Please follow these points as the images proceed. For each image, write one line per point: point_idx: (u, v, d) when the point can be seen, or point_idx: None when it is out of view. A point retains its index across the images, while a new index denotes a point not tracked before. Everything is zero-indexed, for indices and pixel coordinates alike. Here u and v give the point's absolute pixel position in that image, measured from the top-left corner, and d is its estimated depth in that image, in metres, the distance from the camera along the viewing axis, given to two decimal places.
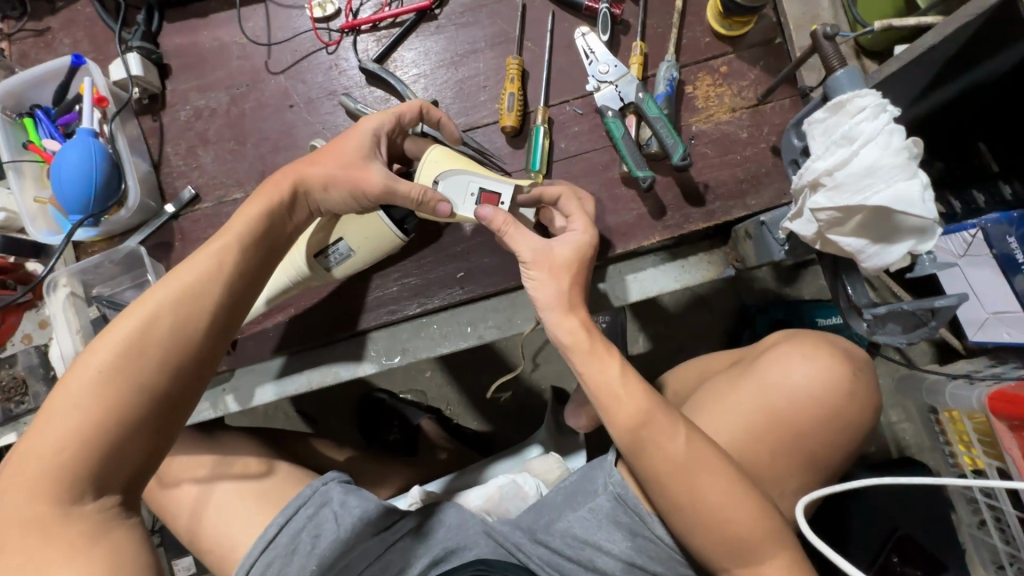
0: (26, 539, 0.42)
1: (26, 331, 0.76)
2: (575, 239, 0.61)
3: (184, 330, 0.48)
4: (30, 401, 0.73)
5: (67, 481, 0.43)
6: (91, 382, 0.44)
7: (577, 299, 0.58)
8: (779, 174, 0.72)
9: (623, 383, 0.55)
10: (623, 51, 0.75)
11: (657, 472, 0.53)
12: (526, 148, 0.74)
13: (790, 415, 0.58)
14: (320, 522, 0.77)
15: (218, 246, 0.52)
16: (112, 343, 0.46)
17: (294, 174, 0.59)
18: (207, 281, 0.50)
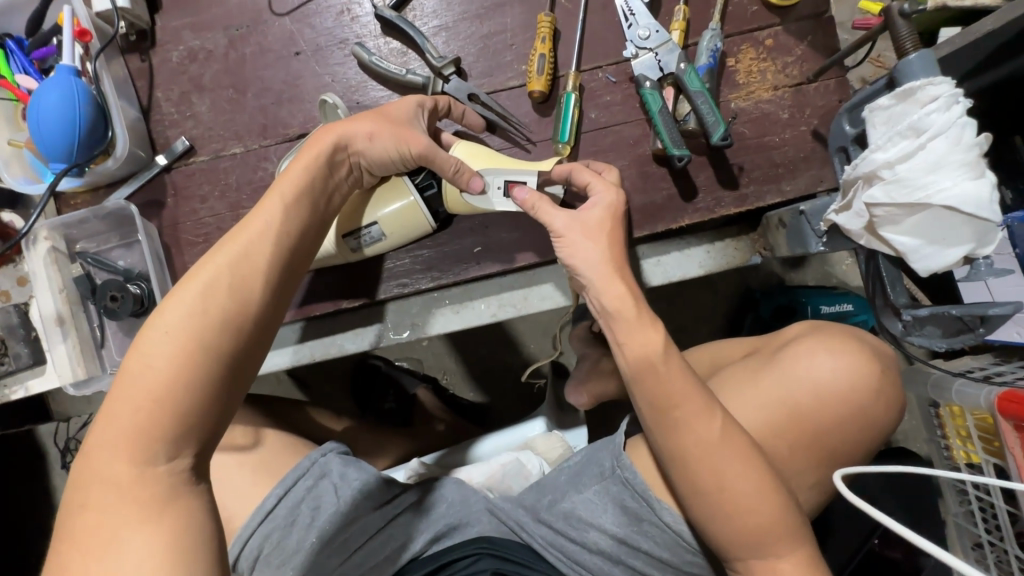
0: (107, 498, 0.38)
1: (4, 287, 0.68)
2: (606, 197, 0.57)
3: (241, 291, 0.44)
4: (10, 362, 0.67)
5: (147, 440, 0.39)
6: (162, 341, 0.41)
7: (620, 255, 0.55)
8: (817, 160, 0.68)
9: (665, 361, 0.52)
10: (663, 15, 0.69)
11: (689, 456, 0.52)
12: (553, 116, 0.69)
13: (815, 410, 0.57)
14: (320, 494, 0.75)
15: (270, 222, 0.48)
16: (179, 306, 0.42)
17: (338, 134, 0.55)
18: (256, 247, 0.47)
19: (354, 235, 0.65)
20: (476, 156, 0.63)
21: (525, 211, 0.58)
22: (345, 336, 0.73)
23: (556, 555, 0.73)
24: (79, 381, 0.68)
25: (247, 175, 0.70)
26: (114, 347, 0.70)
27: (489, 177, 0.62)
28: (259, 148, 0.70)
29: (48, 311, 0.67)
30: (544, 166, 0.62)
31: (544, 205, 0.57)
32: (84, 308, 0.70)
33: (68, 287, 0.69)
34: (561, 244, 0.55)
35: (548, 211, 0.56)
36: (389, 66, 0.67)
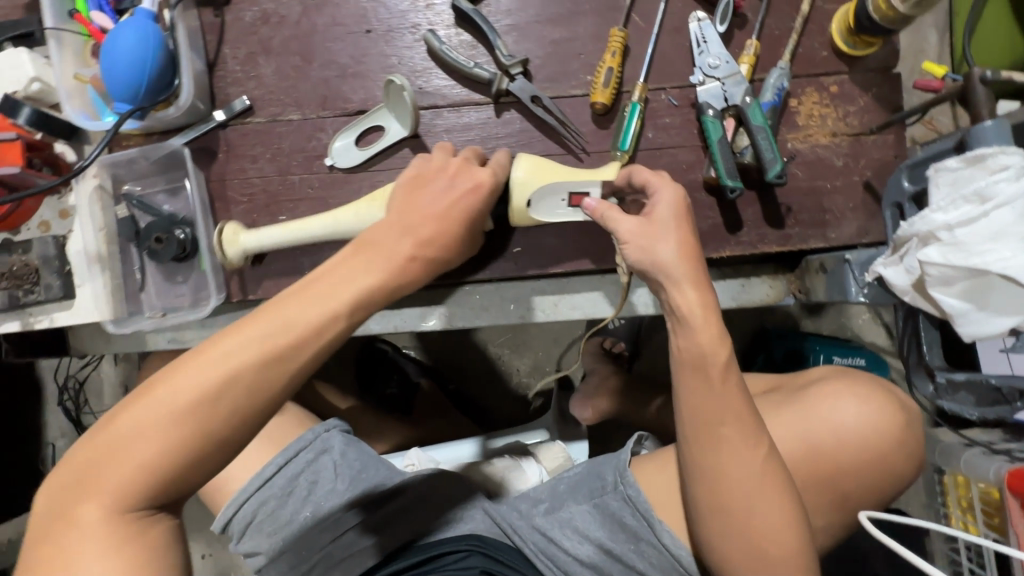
0: (81, 529, 0.40)
1: (44, 217, 0.68)
2: (664, 192, 0.56)
3: (258, 393, 0.42)
4: (39, 292, 0.67)
5: (128, 495, 0.40)
6: (166, 414, 0.40)
7: (694, 253, 0.55)
8: (865, 211, 0.69)
9: (723, 377, 0.52)
10: (734, 46, 0.69)
11: (718, 473, 0.53)
12: (611, 130, 0.69)
13: (835, 451, 0.56)
14: (318, 469, 0.76)
15: (315, 320, 0.43)
16: (193, 386, 0.41)
17: (412, 238, 0.50)
18: (289, 353, 0.43)
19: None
20: (539, 169, 0.63)
21: (594, 220, 0.59)
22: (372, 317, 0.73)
23: (547, 563, 0.72)
24: (120, 319, 0.69)
25: (300, 143, 0.71)
26: (150, 295, 0.71)
27: (555, 191, 0.62)
28: (317, 118, 0.71)
29: (87, 247, 0.68)
30: (604, 175, 0.63)
31: (613, 211, 0.57)
32: (126, 250, 0.70)
33: (110, 227, 0.69)
34: (627, 248, 0.56)
35: (618, 218, 0.57)
36: (457, 57, 0.68)
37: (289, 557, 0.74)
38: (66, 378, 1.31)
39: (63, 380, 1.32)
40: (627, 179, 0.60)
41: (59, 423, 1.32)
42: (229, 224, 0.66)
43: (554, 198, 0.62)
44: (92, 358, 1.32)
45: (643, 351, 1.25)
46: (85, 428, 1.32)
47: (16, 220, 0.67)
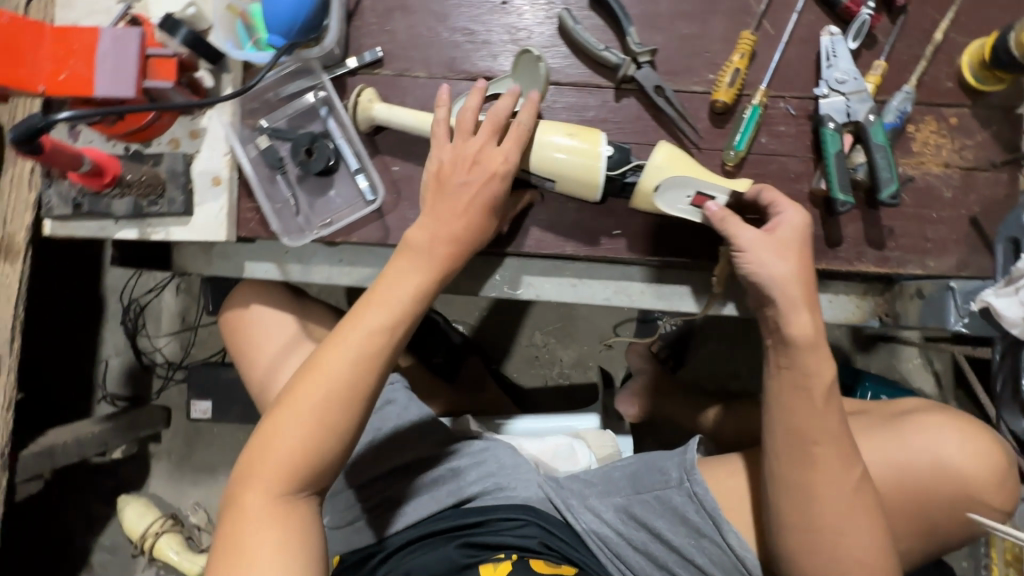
0: (256, 526, 0.58)
1: (175, 135, 0.72)
2: (793, 216, 0.58)
3: (357, 380, 0.61)
4: (162, 204, 0.70)
5: (289, 477, 0.60)
6: (306, 415, 0.60)
7: (809, 274, 0.57)
8: (968, 245, 0.69)
9: (824, 401, 0.54)
10: (860, 65, 0.70)
11: (810, 491, 0.53)
12: (727, 129, 0.71)
13: (931, 480, 0.57)
14: (387, 417, 0.82)
15: (387, 319, 0.63)
16: (315, 390, 0.60)
17: (450, 245, 0.65)
18: (375, 346, 0.62)
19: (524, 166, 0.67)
20: (676, 160, 0.63)
21: (712, 224, 0.60)
22: (462, 278, 0.76)
23: (599, 545, 0.74)
24: (292, 235, 0.72)
25: (423, 101, 0.73)
26: (307, 217, 0.73)
27: (682, 185, 0.62)
28: (442, 79, 0.73)
29: (211, 169, 0.71)
30: (738, 186, 0.62)
31: (733, 220, 0.59)
32: (272, 178, 0.73)
33: (255, 158, 0.72)
34: (746, 258, 0.57)
35: (740, 226, 0.58)
36: (589, 38, 0.70)
37: (366, 494, 0.81)
38: (130, 300, 1.37)
39: (127, 302, 1.37)
40: (753, 196, 0.62)
41: (116, 342, 1.38)
42: (369, 90, 0.71)
43: (679, 193, 0.62)
44: (157, 285, 1.37)
45: (689, 360, 1.26)
46: (140, 351, 1.37)
47: (150, 134, 0.71)
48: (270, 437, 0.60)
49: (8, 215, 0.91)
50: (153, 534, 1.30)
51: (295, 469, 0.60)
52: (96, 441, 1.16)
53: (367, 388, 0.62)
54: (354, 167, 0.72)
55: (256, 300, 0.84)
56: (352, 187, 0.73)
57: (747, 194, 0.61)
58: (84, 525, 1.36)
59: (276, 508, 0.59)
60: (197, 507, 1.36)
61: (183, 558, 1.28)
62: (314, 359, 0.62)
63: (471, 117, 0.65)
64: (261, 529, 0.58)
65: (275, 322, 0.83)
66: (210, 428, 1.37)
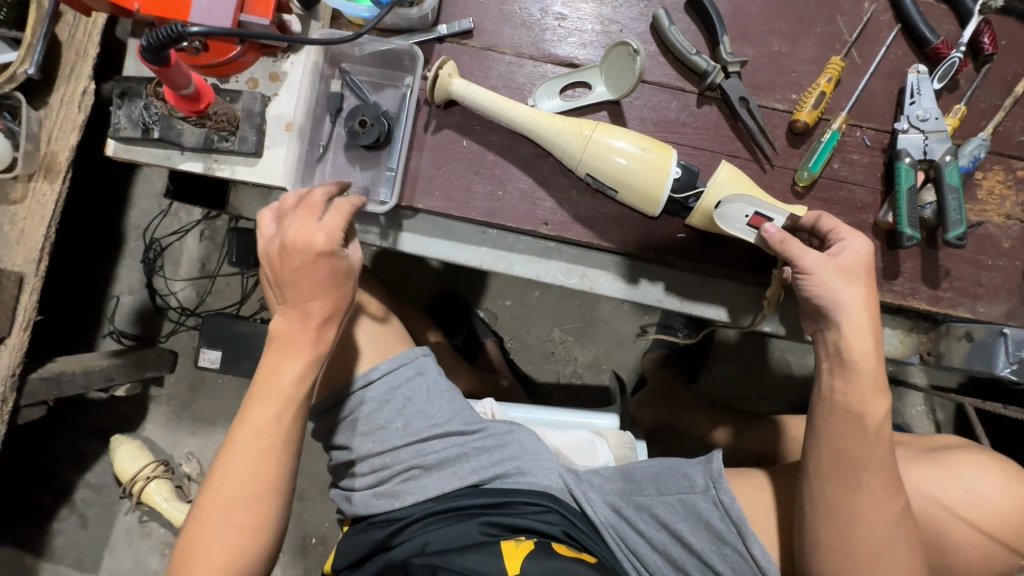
0: None
1: (255, 74, 0.71)
2: (858, 243, 0.56)
3: (260, 471, 0.60)
4: (233, 142, 0.69)
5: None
6: (214, 523, 0.59)
7: (874, 304, 0.54)
8: (1019, 296, 0.70)
9: (877, 431, 0.53)
10: (939, 107, 0.71)
11: (855, 518, 0.52)
12: (802, 150, 0.71)
13: (970, 518, 0.58)
14: (415, 388, 0.80)
15: (274, 408, 0.61)
16: (223, 496, 0.59)
17: (327, 308, 0.61)
18: (264, 437, 0.60)
19: (591, 166, 0.66)
20: (738, 181, 0.63)
21: (768, 246, 0.58)
22: (518, 260, 0.76)
23: (616, 540, 0.75)
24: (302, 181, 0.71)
25: (507, 77, 0.73)
26: (328, 166, 0.71)
27: (735, 206, 0.61)
28: (528, 59, 0.73)
29: (287, 114, 0.71)
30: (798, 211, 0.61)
31: (793, 243, 0.56)
32: (318, 119, 0.71)
33: (319, 95, 0.71)
34: (809, 282, 0.55)
35: (801, 247, 0.55)
36: (682, 40, 0.70)
37: None
38: (151, 240, 1.34)
39: (148, 241, 1.35)
40: (811, 222, 0.60)
41: (130, 280, 1.35)
42: (451, 64, 0.68)
43: (734, 215, 0.61)
44: (181, 228, 1.35)
45: (704, 376, 1.27)
46: (152, 292, 1.35)
47: (230, 70, 0.70)
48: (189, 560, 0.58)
49: (54, 133, 0.89)
50: (145, 478, 1.28)
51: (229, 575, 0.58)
52: (101, 374, 1.14)
53: (273, 471, 0.60)
54: (391, 167, 0.70)
55: None
56: (382, 180, 0.71)
57: (804, 219, 0.60)
58: (73, 460, 1.33)
59: None
60: (191, 457, 1.34)
61: (171, 506, 1.27)
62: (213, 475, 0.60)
63: (291, 200, 0.62)
64: None
65: None
66: (215, 379, 1.36)
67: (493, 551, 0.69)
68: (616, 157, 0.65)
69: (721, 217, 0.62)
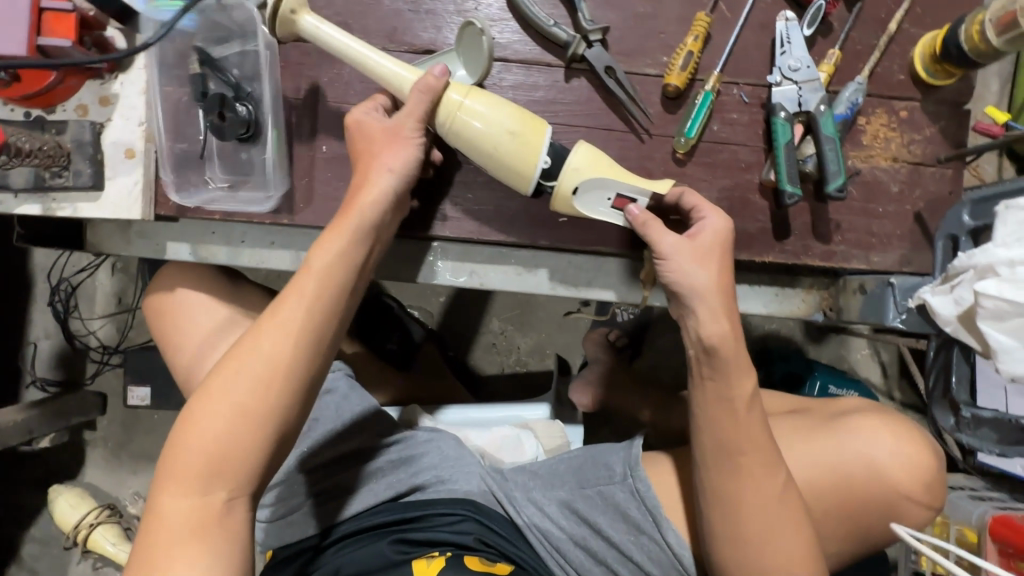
0: (180, 530, 0.53)
1: (83, 100, 0.65)
2: (715, 222, 0.56)
3: (285, 355, 0.56)
4: (67, 177, 0.64)
5: (221, 464, 0.54)
6: (249, 377, 0.55)
7: (728, 285, 0.54)
8: (911, 241, 0.68)
9: (747, 410, 0.52)
10: (815, 53, 0.68)
11: (739, 501, 0.51)
12: (679, 115, 0.68)
13: (863, 483, 0.57)
14: (321, 408, 0.77)
15: (295, 319, 0.57)
16: (246, 368, 0.55)
17: (352, 255, 0.59)
18: (304, 305, 0.57)
19: (458, 135, 0.60)
20: (594, 163, 0.58)
21: (632, 229, 0.57)
22: (403, 267, 0.72)
23: (540, 541, 0.72)
24: (183, 191, 0.67)
25: (361, 72, 0.68)
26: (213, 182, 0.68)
27: (598, 189, 0.58)
28: (381, 50, 0.68)
29: (125, 140, 0.65)
30: (659, 186, 0.58)
31: (653, 225, 0.55)
32: (190, 114, 0.67)
33: (178, 109, 0.66)
34: (667, 267, 0.54)
35: (658, 232, 0.54)
36: (538, 12, 0.66)
37: (302, 486, 0.77)
38: (59, 279, 1.28)
39: (56, 282, 1.28)
40: (676, 199, 0.59)
41: (45, 324, 1.29)
42: None
43: (598, 196, 0.59)
44: (90, 264, 1.28)
45: (647, 350, 1.25)
46: (69, 333, 1.29)
47: (53, 98, 0.64)
48: (192, 428, 0.55)
49: None
50: (88, 525, 1.22)
51: (259, 427, 0.55)
52: (19, 430, 1.10)
53: (299, 365, 0.56)
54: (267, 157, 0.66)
55: (182, 280, 0.78)
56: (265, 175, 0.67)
57: (668, 196, 0.58)
58: (14, 516, 1.28)
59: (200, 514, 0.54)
60: (137, 496, 1.29)
61: (120, 550, 1.21)
62: (229, 358, 0.57)
63: (375, 130, 0.62)
64: (180, 548, 0.53)
65: (198, 307, 0.77)
66: (150, 414, 1.30)
67: (405, 573, 0.68)
68: (487, 127, 0.59)
69: (582, 205, 0.60)
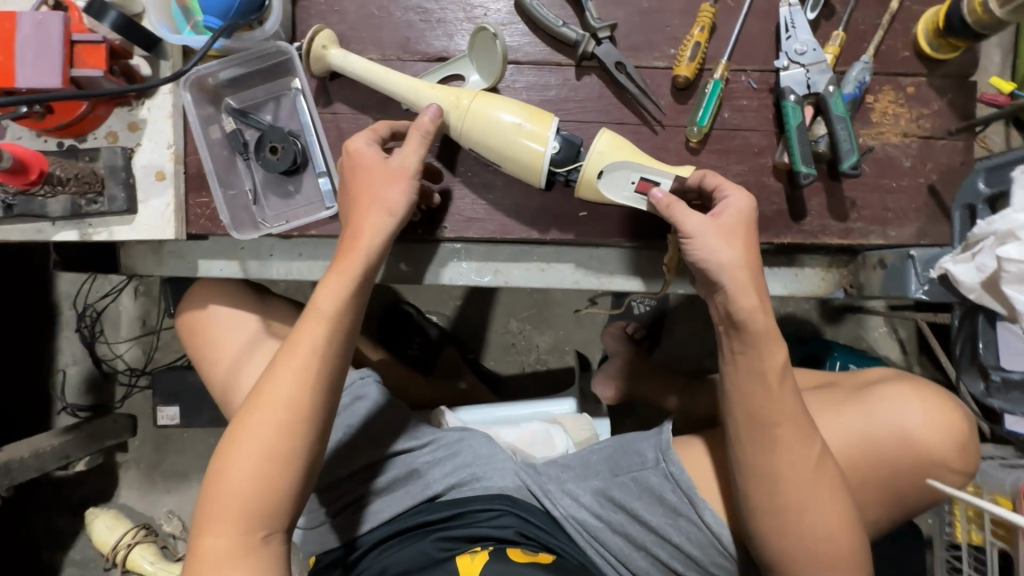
0: (229, 566, 0.55)
1: (113, 128, 0.67)
2: (739, 200, 0.56)
3: (309, 388, 0.58)
4: (102, 203, 0.66)
5: (261, 500, 0.56)
6: (277, 415, 0.57)
7: (756, 262, 0.54)
8: (927, 213, 0.69)
9: (780, 382, 0.53)
10: (819, 36, 0.70)
11: (776, 473, 0.52)
12: (690, 105, 0.69)
13: (895, 451, 0.58)
14: (354, 412, 0.79)
15: (315, 353, 0.59)
16: (274, 406, 0.57)
17: (360, 286, 0.61)
18: (323, 338, 0.59)
19: (471, 134, 0.63)
20: (619, 149, 0.60)
21: (657, 211, 0.57)
22: (430, 268, 0.74)
23: (577, 529, 0.74)
24: (242, 229, 0.69)
25: None
26: (266, 210, 0.71)
27: (622, 171, 0.60)
28: (396, 61, 0.70)
29: (154, 163, 0.67)
30: (683, 172, 0.60)
31: (679, 207, 0.55)
32: (232, 164, 0.70)
33: (216, 139, 0.69)
34: (694, 245, 0.54)
35: (684, 212, 0.55)
36: (547, 14, 0.67)
37: (341, 491, 0.78)
38: (85, 306, 1.31)
39: (81, 308, 1.31)
40: (698, 182, 0.59)
41: (73, 350, 1.32)
42: (325, 32, 0.66)
43: (622, 178, 0.60)
44: (113, 289, 1.31)
45: (665, 340, 1.26)
46: (97, 358, 1.31)
47: (84, 127, 0.66)
48: (225, 473, 0.56)
49: None
50: (125, 546, 1.24)
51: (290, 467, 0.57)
52: (55, 454, 1.12)
53: (324, 395, 0.59)
54: (319, 170, 0.69)
55: (211, 297, 0.80)
56: (315, 189, 0.71)
57: (690, 180, 0.59)
58: (53, 540, 1.31)
59: (246, 548, 0.55)
60: (171, 515, 1.31)
61: (158, 568, 1.23)
62: (252, 400, 0.58)
63: (368, 161, 0.62)
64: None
65: (230, 323, 0.79)
66: (179, 433, 1.32)
67: (448, 568, 0.69)
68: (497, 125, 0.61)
69: (606, 186, 0.61)
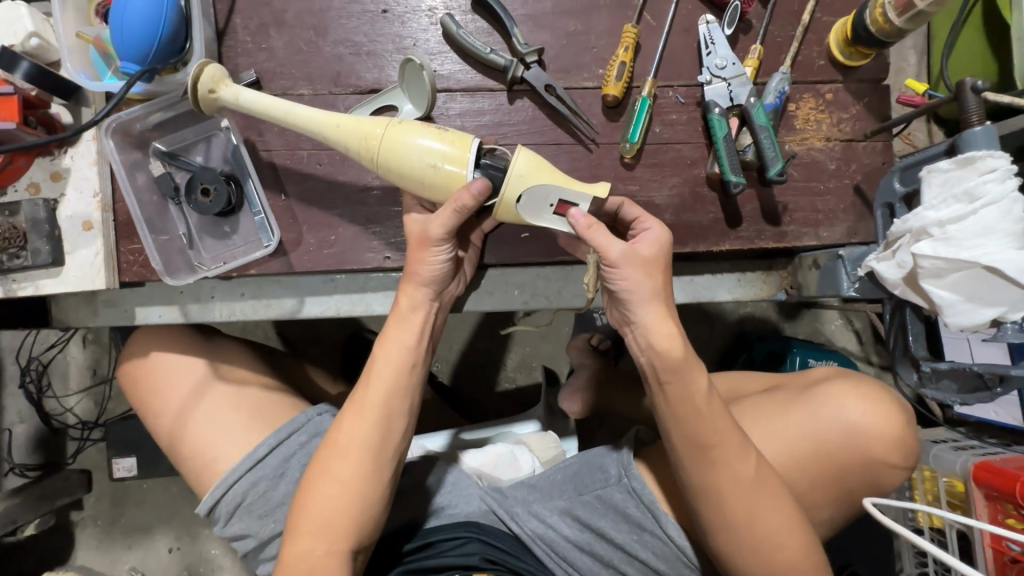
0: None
1: (34, 179, 0.65)
2: (656, 234, 0.58)
3: (379, 424, 0.60)
4: (26, 257, 0.64)
5: (340, 524, 0.58)
6: (350, 449, 0.59)
7: (666, 295, 0.55)
8: (855, 212, 0.72)
9: (706, 402, 0.54)
10: (739, 50, 0.73)
11: (725, 495, 0.53)
12: (622, 122, 0.71)
13: (841, 450, 0.60)
14: None
15: (382, 391, 0.60)
16: (350, 442, 0.59)
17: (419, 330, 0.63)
18: (389, 378, 0.61)
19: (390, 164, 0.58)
20: (536, 169, 0.58)
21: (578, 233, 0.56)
22: (376, 297, 0.73)
23: (545, 551, 0.73)
24: (177, 274, 0.68)
25: None
26: (203, 251, 0.70)
27: (542, 193, 0.57)
28: (327, 94, 0.70)
29: (81, 212, 0.65)
30: (599, 192, 0.58)
31: (600, 229, 0.55)
32: (163, 208, 0.69)
33: (142, 185, 0.68)
34: (614, 273, 0.54)
35: (605, 238, 0.54)
36: (474, 42, 0.68)
37: None
38: (29, 359, 1.25)
39: (25, 362, 1.25)
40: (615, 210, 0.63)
41: (19, 407, 1.26)
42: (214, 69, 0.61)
43: (542, 201, 0.58)
44: (59, 339, 1.26)
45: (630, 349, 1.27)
46: (44, 413, 1.25)
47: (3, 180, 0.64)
48: (309, 500, 0.59)
49: None
50: None
51: (356, 487, 0.59)
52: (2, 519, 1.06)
53: (391, 427, 0.60)
54: (255, 210, 0.69)
55: (154, 344, 0.77)
56: (253, 229, 0.70)
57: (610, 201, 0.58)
58: None
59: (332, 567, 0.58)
60: (133, 572, 1.25)
61: None
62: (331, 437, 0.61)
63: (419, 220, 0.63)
64: None
65: (173, 371, 0.76)
66: (138, 485, 1.27)
67: None
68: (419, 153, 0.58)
69: (524, 208, 0.58)
